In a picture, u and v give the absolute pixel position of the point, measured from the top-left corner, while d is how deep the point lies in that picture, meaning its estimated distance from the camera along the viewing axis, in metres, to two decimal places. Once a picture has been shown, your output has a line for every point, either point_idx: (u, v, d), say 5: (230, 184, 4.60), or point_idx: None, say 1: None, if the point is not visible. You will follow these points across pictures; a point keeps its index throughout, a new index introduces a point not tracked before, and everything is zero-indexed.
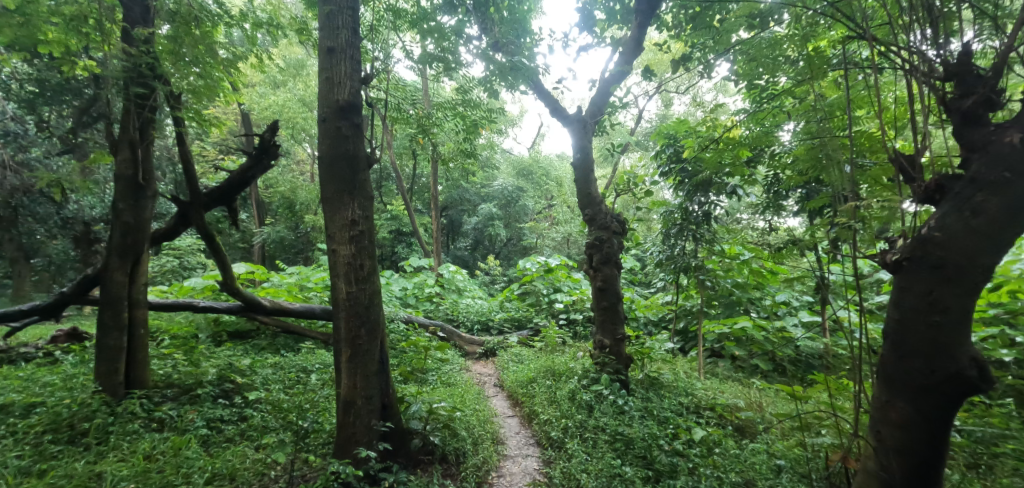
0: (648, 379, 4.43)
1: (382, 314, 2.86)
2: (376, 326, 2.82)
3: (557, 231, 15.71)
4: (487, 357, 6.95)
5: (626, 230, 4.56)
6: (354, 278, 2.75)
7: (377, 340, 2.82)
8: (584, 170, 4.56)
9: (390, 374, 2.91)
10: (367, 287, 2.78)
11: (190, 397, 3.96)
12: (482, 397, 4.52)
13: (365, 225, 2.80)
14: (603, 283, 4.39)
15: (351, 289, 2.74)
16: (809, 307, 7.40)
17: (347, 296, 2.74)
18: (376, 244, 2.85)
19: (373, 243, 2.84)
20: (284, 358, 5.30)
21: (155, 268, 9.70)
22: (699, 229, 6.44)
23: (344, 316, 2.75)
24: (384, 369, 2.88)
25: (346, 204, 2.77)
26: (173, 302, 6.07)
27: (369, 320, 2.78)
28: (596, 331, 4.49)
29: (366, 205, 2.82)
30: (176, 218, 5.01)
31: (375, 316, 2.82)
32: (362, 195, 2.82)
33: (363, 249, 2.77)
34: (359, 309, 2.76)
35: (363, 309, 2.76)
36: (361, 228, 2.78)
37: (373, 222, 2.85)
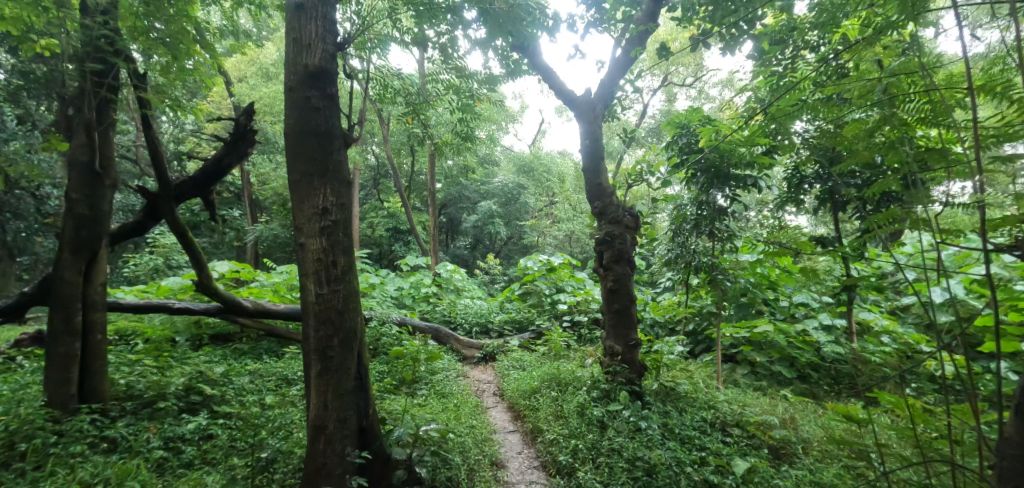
0: (666, 389, 3.98)
1: (362, 320, 2.43)
2: (354, 336, 2.38)
3: (559, 229, 15.22)
4: (487, 362, 6.51)
5: (640, 225, 4.09)
6: (327, 277, 2.32)
7: (355, 351, 2.38)
8: (595, 159, 4.11)
9: (370, 392, 2.48)
10: (344, 289, 2.34)
11: (151, 411, 3.51)
12: (479, 409, 4.09)
13: (341, 212, 2.36)
14: (615, 283, 3.94)
15: (321, 291, 2.31)
16: (829, 309, 6.94)
17: (317, 299, 2.30)
18: (353, 235, 2.40)
19: (349, 235, 2.39)
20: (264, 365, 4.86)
21: (139, 267, 9.28)
22: (714, 225, 5.99)
23: (313, 323, 2.31)
24: (363, 386, 2.45)
25: (318, 188, 2.33)
26: (147, 303, 5.61)
27: (346, 328, 2.35)
28: (606, 337, 4.04)
29: (341, 190, 2.38)
30: (144, 212, 4.54)
31: (353, 323, 2.38)
32: (337, 179, 2.38)
33: (338, 242, 2.33)
34: (331, 314, 2.31)
35: (336, 315, 2.32)
36: (335, 216, 2.33)
37: (349, 211, 2.40)
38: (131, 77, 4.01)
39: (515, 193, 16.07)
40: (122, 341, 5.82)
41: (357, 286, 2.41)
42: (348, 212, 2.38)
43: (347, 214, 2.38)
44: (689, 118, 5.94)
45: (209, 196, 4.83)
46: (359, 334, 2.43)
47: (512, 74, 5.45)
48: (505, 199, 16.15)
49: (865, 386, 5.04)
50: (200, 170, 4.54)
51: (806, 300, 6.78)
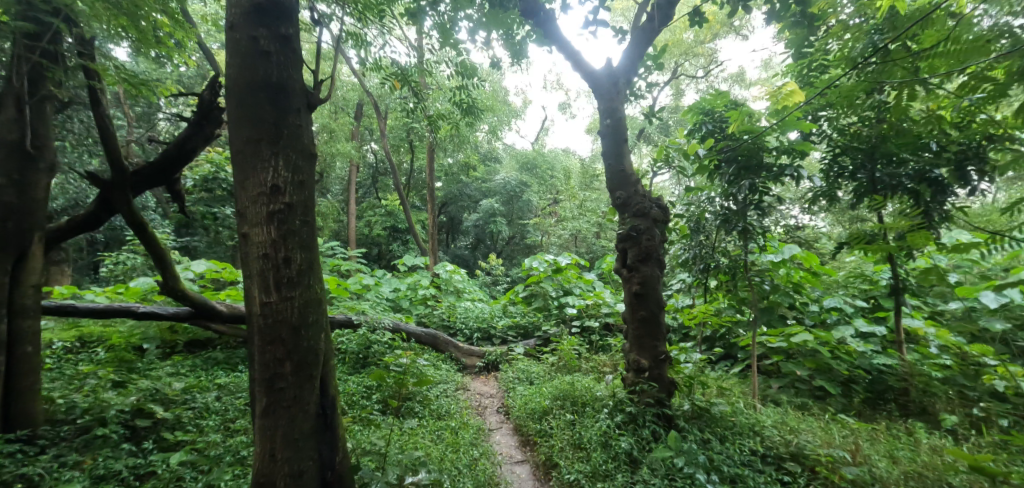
0: (699, 408, 3.39)
1: (323, 340, 2.08)
2: (312, 360, 2.04)
3: (565, 228, 14.31)
4: (489, 371, 5.92)
5: (670, 218, 3.49)
6: (276, 283, 1.96)
7: (314, 379, 2.05)
8: (616, 141, 3.51)
9: (334, 430, 2.16)
10: (298, 300, 1.99)
11: (87, 440, 2.93)
12: (481, 433, 3.51)
13: (293, 189, 1.98)
14: (641, 286, 3.33)
15: (269, 301, 1.96)
16: (863, 314, 6.33)
17: (263, 311, 1.96)
18: (312, 224, 2.03)
19: (306, 223, 2.03)
20: (236, 378, 4.29)
21: (118, 267, 8.69)
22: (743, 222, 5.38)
23: (260, 344, 1.98)
24: (325, 423, 2.13)
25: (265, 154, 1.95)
26: (108, 307, 5.02)
27: (301, 351, 2.00)
28: (628, 349, 3.46)
29: (296, 162, 2.00)
30: (96, 203, 3.94)
31: (311, 341, 2.03)
32: (291, 146, 2.00)
33: (292, 232, 1.97)
34: (281, 333, 1.97)
35: (288, 334, 1.98)
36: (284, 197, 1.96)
37: (305, 191, 2.02)
38: (75, 44, 3.38)
39: (517, 191, 15.46)
40: (85, 349, 5.24)
41: (317, 296, 2.06)
42: (304, 191, 2.01)
43: (301, 193, 2.00)
44: (712, 103, 5.35)
45: (173, 185, 4.24)
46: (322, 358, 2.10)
47: (517, 56, 4.86)
48: (507, 197, 15.56)
49: (918, 403, 4.46)
50: (161, 155, 3.95)
51: (840, 305, 6.17)
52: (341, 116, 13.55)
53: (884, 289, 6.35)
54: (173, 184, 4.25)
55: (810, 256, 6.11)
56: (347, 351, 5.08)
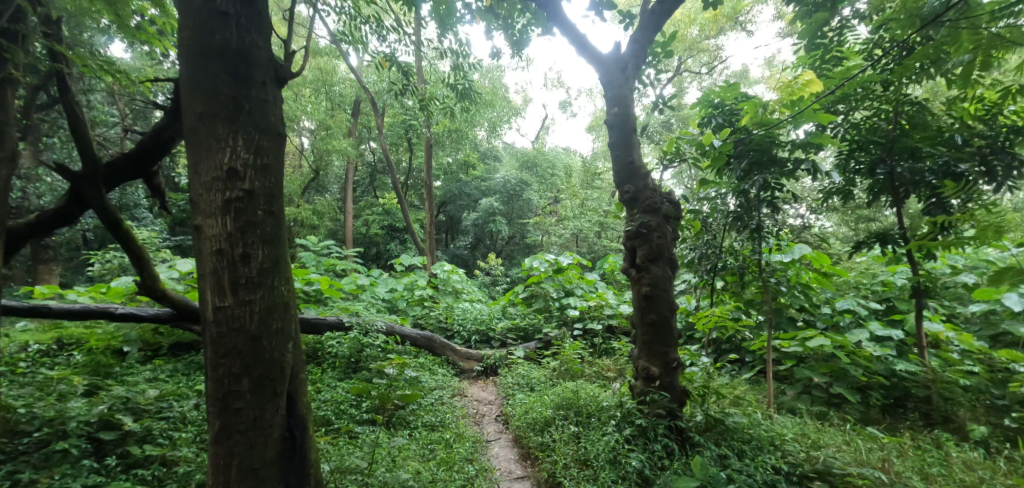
0: (713, 417, 3.14)
1: (285, 356, 2.10)
2: (272, 372, 2.05)
3: (566, 228, 14.06)
4: (488, 376, 5.67)
5: (682, 214, 3.23)
6: (233, 285, 2.00)
7: (274, 399, 2.06)
8: (624, 132, 3.26)
9: (297, 448, 2.15)
10: (257, 310, 2.02)
11: (46, 455, 2.68)
12: (479, 447, 3.25)
13: (252, 173, 2.03)
14: (651, 288, 3.07)
15: (225, 307, 1.99)
16: (877, 317, 6.07)
17: (217, 320, 1.99)
18: (273, 214, 2.07)
19: (265, 213, 2.06)
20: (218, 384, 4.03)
21: (105, 266, 8.42)
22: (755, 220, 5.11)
23: (214, 358, 2.00)
24: (289, 440, 2.13)
25: (221, 128, 2.01)
26: (84, 308, 4.76)
27: (259, 366, 2.02)
28: (636, 355, 3.22)
29: (254, 141, 2.05)
30: (67, 197, 3.67)
31: (270, 354, 2.05)
32: (248, 123, 2.05)
33: (252, 224, 2.02)
34: (236, 344, 1.99)
35: (244, 346, 2.00)
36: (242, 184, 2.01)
37: (263, 174, 2.06)
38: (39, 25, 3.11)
39: (517, 190, 15.23)
40: (62, 353, 4.98)
41: (277, 304, 2.08)
42: (263, 177, 2.06)
43: (261, 177, 2.05)
44: (723, 96, 5.01)
45: (153, 176, 3.98)
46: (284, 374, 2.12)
47: (517, 46, 4.68)
48: (507, 196, 15.31)
49: (942, 412, 4.21)
50: (138, 146, 3.69)
51: (853, 307, 5.90)
52: (337, 113, 13.28)
53: (899, 291, 6.08)
54: (152, 175, 3.99)
55: (821, 256, 5.74)
56: (338, 355, 4.82)
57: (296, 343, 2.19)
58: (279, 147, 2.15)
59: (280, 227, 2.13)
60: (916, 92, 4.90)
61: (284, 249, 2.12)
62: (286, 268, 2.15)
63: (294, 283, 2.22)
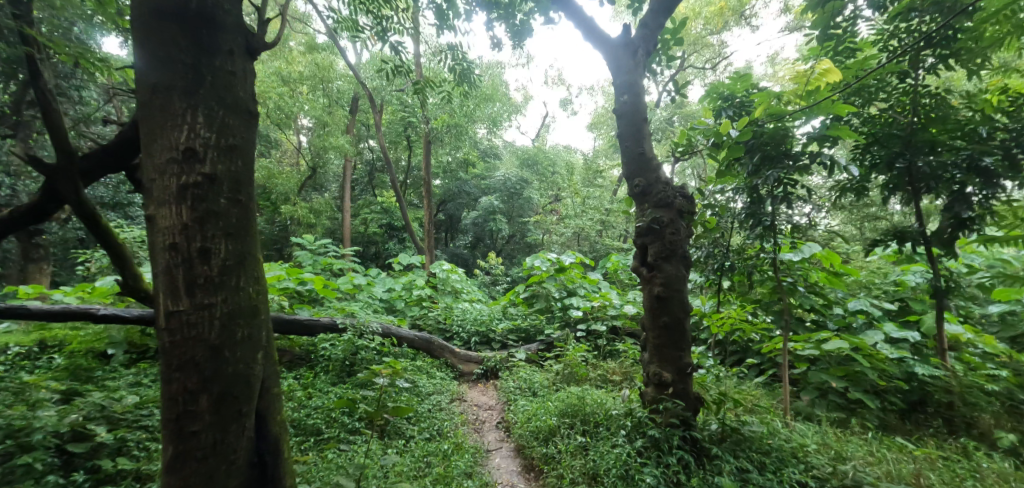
0: (728, 427, 2.93)
1: (251, 371, 2.01)
2: (234, 387, 1.95)
3: (568, 226, 13.83)
4: (489, 379, 5.46)
5: (697, 209, 3.03)
6: (190, 287, 1.91)
7: (238, 420, 1.96)
8: (634, 121, 3.04)
9: (263, 470, 2.06)
10: (216, 318, 1.93)
11: (4, 472, 2.46)
12: (479, 458, 3.05)
13: (210, 153, 1.95)
14: (663, 289, 2.86)
15: (180, 313, 1.90)
16: (891, 317, 5.85)
17: (171, 330, 1.89)
18: (236, 203, 2.00)
19: (225, 200, 1.98)
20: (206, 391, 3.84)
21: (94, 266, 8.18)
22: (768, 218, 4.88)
23: (167, 374, 1.91)
24: (254, 463, 2.03)
25: (176, 103, 1.94)
26: (64, 310, 4.53)
27: (220, 382, 1.93)
28: (646, 360, 3.02)
29: (213, 118, 1.98)
30: (41, 192, 3.44)
31: (234, 367, 1.96)
32: (208, 100, 1.97)
33: (211, 213, 1.94)
34: (192, 357, 1.90)
35: (202, 359, 1.91)
36: (200, 167, 1.94)
37: (225, 155, 1.98)
38: None
39: (517, 188, 15.02)
40: (43, 356, 4.76)
41: (242, 310, 2.00)
42: (226, 160, 1.98)
43: (222, 157, 1.98)
44: (732, 87, 4.77)
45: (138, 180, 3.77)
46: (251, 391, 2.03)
47: (518, 37, 4.48)
48: (507, 195, 15.10)
49: (965, 418, 4.00)
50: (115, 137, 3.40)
51: (866, 308, 5.67)
52: (335, 110, 13.08)
53: (913, 290, 5.86)
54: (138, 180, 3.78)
55: (830, 255, 5.65)
56: (332, 359, 4.61)
57: (265, 354, 2.10)
58: (245, 126, 2.07)
59: (245, 216, 2.04)
60: (933, 83, 4.70)
61: (249, 244, 2.03)
62: (253, 265, 2.06)
63: (263, 285, 2.13)
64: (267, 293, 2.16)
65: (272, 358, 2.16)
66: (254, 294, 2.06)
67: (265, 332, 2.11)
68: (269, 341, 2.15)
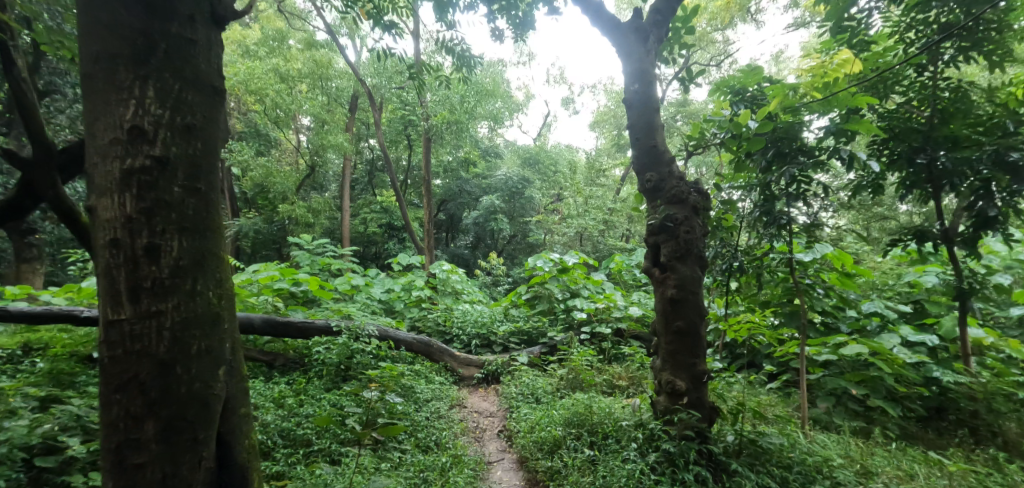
0: (747, 439, 2.73)
1: (209, 390, 1.80)
2: (187, 410, 1.74)
3: (570, 226, 13.59)
4: (489, 384, 5.27)
5: (711, 206, 2.83)
6: (135, 293, 1.68)
7: (192, 449, 1.74)
8: (647, 111, 2.85)
9: None
10: (166, 329, 1.70)
11: None
12: (479, 473, 2.86)
13: (161, 132, 1.74)
14: (677, 292, 2.66)
15: (124, 324, 1.67)
16: (906, 320, 5.65)
17: (113, 343, 1.67)
18: (191, 191, 1.79)
19: (179, 189, 1.76)
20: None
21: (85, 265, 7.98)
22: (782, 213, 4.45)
23: (108, 395, 1.68)
24: None
25: (122, 73, 1.72)
26: (45, 312, 4.34)
27: (172, 405, 1.71)
28: (658, 368, 2.83)
29: (166, 93, 1.76)
30: (18, 188, 3.26)
31: (189, 387, 1.74)
32: (160, 72, 1.76)
33: (161, 203, 1.72)
34: (137, 376, 1.67)
35: (148, 379, 1.68)
36: (148, 148, 1.72)
37: (179, 135, 1.77)
38: None
39: (519, 188, 14.85)
40: (25, 360, 4.57)
41: (200, 320, 1.79)
42: (180, 142, 1.77)
43: (177, 137, 1.77)
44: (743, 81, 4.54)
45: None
46: (209, 414, 1.81)
47: (521, 29, 4.36)
48: (508, 195, 14.93)
49: (990, 427, 3.80)
50: None
51: (881, 310, 5.47)
52: (334, 108, 12.89)
53: (929, 292, 5.64)
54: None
55: (843, 255, 5.44)
56: (326, 363, 4.43)
57: (227, 371, 1.90)
58: (206, 102, 1.86)
59: (205, 207, 1.83)
60: (955, 76, 4.47)
61: (208, 240, 1.82)
62: (214, 266, 1.86)
63: (225, 289, 1.92)
64: (230, 299, 1.95)
65: (235, 375, 1.95)
66: (214, 300, 1.85)
67: (228, 346, 1.91)
68: (232, 356, 1.94)
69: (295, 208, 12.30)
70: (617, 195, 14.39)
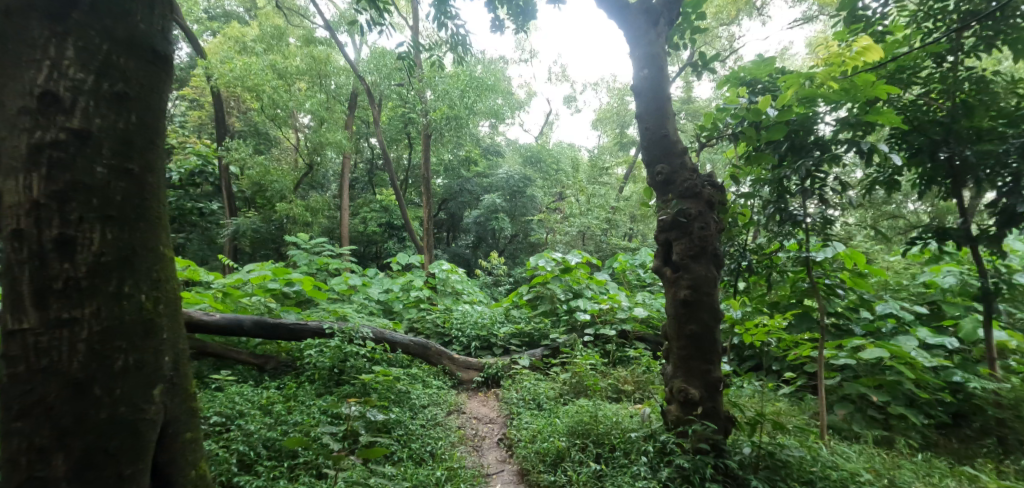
0: (765, 452, 2.53)
1: (141, 415, 1.75)
2: (107, 436, 1.67)
3: (573, 225, 13.12)
4: (489, 388, 5.07)
5: (726, 201, 2.63)
6: (45, 302, 1.59)
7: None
8: (657, 98, 2.65)
9: None
10: (80, 342, 1.62)
11: None
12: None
13: (81, 101, 1.66)
14: (692, 294, 2.46)
15: (32, 338, 1.58)
16: (922, 322, 5.44)
17: (20, 359, 1.58)
18: (114, 170, 1.71)
19: (99, 170, 1.69)
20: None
21: None
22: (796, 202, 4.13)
23: (16, 417, 1.59)
24: None
25: (36, 29, 1.64)
26: None
27: (90, 431, 1.64)
28: (670, 375, 2.63)
29: (86, 55, 1.68)
30: None
31: (109, 411, 1.67)
32: (80, 30, 1.68)
33: (78, 186, 1.64)
34: (48, 399, 1.59)
35: (61, 403, 1.60)
36: (64, 120, 1.63)
37: (99, 102, 1.70)
38: None
39: (520, 187, 14.69)
40: None
41: (129, 332, 1.73)
42: (101, 113, 1.70)
43: (101, 106, 1.70)
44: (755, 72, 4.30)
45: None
46: (136, 437, 1.75)
47: (522, 17, 4.11)
48: (510, 193, 14.75)
49: (1018, 436, 3.60)
50: None
51: (897, 312, 5.25)
52: (333, 106, 12.71)
53: (946, 292, 5.42)
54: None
55: (855, 254, 5.13)
56: (318, 367, 4.25)
57: (164, 389, 1.85)
58: (138, 68, 1.81)
59: (136, 188, 1.78)
60: (977, 66, 4.25)
61: (133, 235, 1.75)
62: (145, 259, 1.80)
63: (158, 293, 1.86)
64: (165, 305, 1.89)
65: (174, 397, 1.91)
66: (146, 305, 1.80)
67: (166, 362, 1.87)
68: (174, 372, 1.91)
69: (293, 207, 12.11)
70: (619, 193, 14.16)
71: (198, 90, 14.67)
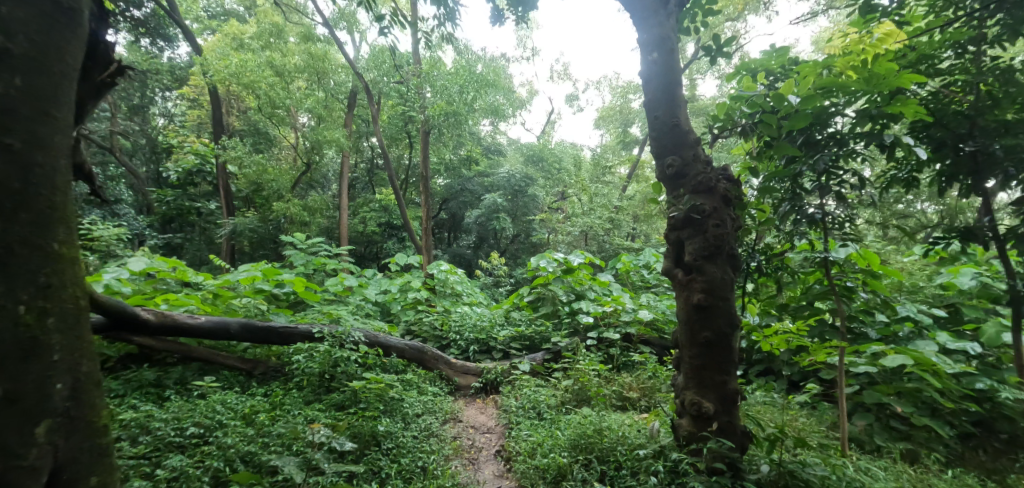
0: (785, 470, 2.33)
1: (14, 461, 1.70)
2: None
3: (575, 225, 12.97)
4: (488, 394, 4.85)
5: (743, 195, 2.41)
6: None
7: None
8: (666, 84, 2.44)
9: None
10: None
11: None
12: None
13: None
14: (706, 298, 2.24)
15: None
16: (941, 326, 5.20)
17: None
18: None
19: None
20: (164, 413, 3.31)
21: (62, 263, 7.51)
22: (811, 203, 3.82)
23: None
24: None
25: None
26: None
27: None
28: (681, 387, 2.41)
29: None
30: None
31: None
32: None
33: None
34: None
35: None
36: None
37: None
38: None
39: (522, 186, 14.49)
40: None
41: (4, 357, 1.72)
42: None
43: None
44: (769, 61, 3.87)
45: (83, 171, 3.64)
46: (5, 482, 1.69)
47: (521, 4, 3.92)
48: (512, 193, 14.55)
49: None
50: None
51: (915, 315, 5.01)
52: (332, 104, 12.53)
53: (965, 295, 5.18)
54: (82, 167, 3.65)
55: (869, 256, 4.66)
56: (307, 373, 4.05)
57: (50, 427, 1.82)
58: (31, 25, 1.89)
59: (16, 168, 1.81)
60: (1002, 56, 4.02)
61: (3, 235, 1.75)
62: (23, 259, 1.81)
63: (46, 304, 1.87)
64: (56, 320, 1.90)
65: (68, 437, 1.89)
66: (25, 317, 1.79)
67: (58, 390, 1.86)
68: (68, 403, 1.89)
69: (290, 206, 11.92)
70: (622, 193, 13.95)
71: (196, 88, 14.50)
